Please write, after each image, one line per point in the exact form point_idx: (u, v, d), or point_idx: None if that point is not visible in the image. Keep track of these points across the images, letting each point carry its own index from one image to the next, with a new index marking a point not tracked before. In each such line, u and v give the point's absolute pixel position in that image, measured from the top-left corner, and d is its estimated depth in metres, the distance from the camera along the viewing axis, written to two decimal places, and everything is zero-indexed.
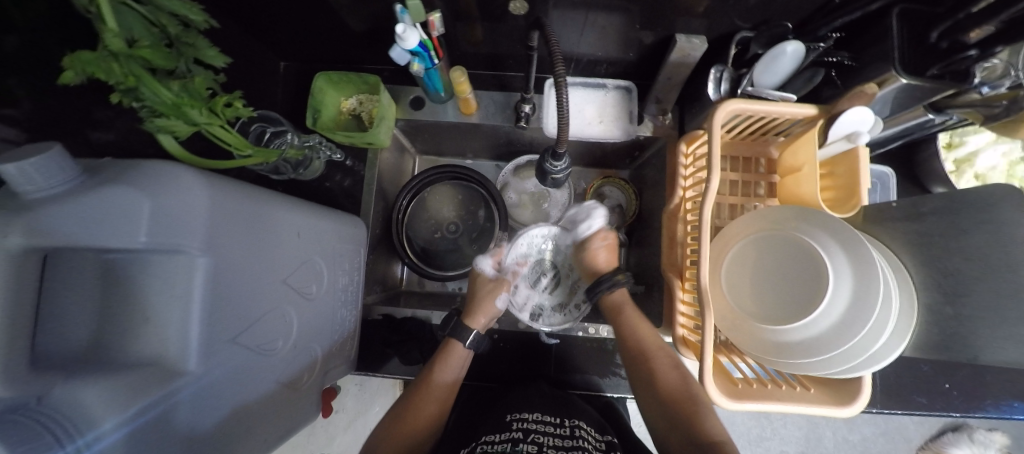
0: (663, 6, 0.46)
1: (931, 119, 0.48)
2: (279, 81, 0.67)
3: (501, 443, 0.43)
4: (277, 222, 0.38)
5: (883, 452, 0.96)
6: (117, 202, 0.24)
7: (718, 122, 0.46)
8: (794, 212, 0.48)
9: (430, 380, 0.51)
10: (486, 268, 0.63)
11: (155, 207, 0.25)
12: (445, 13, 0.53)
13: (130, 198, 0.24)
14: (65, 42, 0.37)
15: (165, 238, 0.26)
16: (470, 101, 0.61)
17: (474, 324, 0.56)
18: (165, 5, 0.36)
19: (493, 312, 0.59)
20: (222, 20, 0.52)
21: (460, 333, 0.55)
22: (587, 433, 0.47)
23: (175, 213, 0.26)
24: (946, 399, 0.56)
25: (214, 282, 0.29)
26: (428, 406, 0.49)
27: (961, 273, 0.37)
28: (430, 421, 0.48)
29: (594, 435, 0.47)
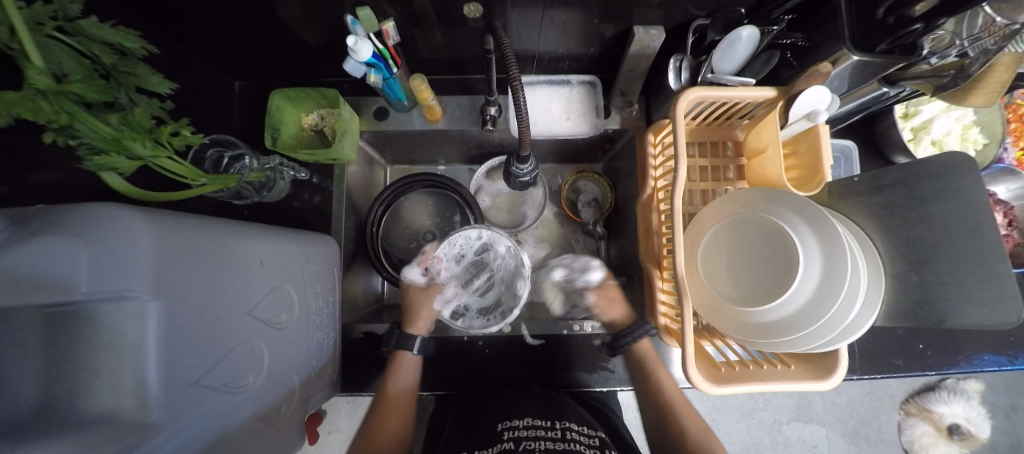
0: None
1: (885, 92, 0.49)
2: (236, 102, 0.65)
3: None
4: (239, 253, 0.36)
5: (870, 411, 1.00)
6: (50, 250, 0.22)
7: (680, 112, 0.46)
8: (759, 194, 0.48)
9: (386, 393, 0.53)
10: (414, 277, 0.64)
11: (94, 254, 0.23)
12: (399, 20, 0.51)
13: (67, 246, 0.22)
14: None
15: (110, 284, 0.24)
16: (435, 107, 0.60)
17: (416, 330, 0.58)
18: (96, 34, 0.33)
19: (431, 314, 0.60)
20: (164, 43, 0.49)
21: (405, 344, 0.54)
22: (577, 432, 0.47)
23: (121, 257, 0.25)
24: (921, 360, 0.58)
25: (170, 325, 0.27)
26: (391, 420, 0.52)
27: (922, 241, 0.38)
28: (393, 437, 0.51)
29: (586, 434, 0.47)
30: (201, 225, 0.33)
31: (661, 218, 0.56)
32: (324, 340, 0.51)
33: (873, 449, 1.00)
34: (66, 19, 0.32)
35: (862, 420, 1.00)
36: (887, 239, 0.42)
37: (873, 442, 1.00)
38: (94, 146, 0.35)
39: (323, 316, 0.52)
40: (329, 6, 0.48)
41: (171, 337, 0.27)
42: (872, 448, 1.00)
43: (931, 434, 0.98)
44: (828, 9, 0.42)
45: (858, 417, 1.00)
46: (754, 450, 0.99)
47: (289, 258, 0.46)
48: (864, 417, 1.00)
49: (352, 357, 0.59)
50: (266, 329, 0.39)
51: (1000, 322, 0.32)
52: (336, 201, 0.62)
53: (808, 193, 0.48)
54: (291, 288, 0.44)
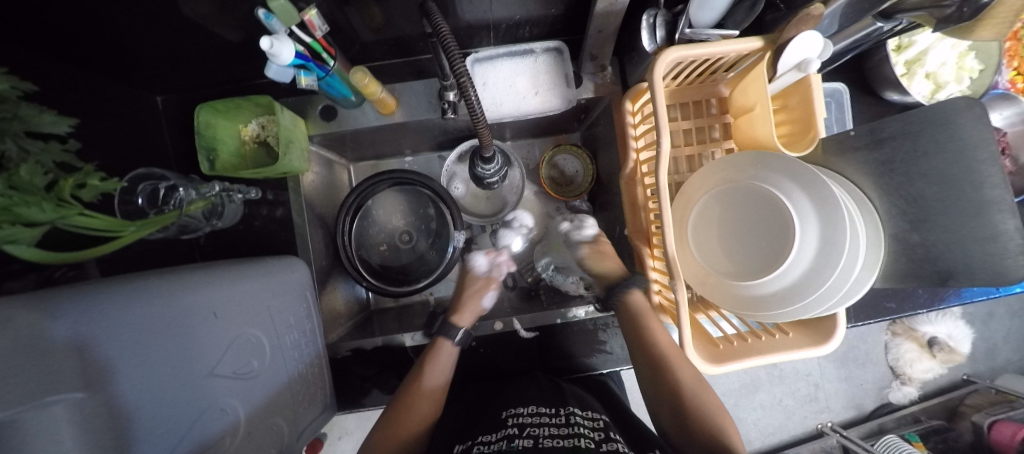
0: None
1: (879, 27, 0.44)
2: (162, 120, 0.57)
3: (496, 439, 0.42)
4: (188, 310, 0.33)
5: (861, 337, 1.06)
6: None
7: (658, 78, 0.41)
8: (750, 158, 0.44)
9: (418, 386, 0.50)
10: (479, 263, 0.64)
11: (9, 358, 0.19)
12: (325, 1, 0.43)
13: None
14: None
15: (32, 388, 0.19)
16: (387, 99, 0.53)
17: (460, 322, 0.56)
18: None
19: (477, 309, 0.58)
20: (69, 67, 0.42)
21: (448, 332, 0.55)
22: (581, 416, 0.46)
23: (34, 358, 0.20)
24: (913, 299, 0.59)
25: (103, 419, 0.23)
26: (418, 412, 0.49)
27: (922, 198, 0.36)
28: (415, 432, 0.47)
29: (588, 417, 0.46)
30: (132, 295, 0.29)
31: (646, 193, 0.52)
32: (305, 371, 0.49)
33: (863, 369, 1.07)
34: None
35: (852, 345, 1.06)
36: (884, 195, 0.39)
37: (861, 364, 1.07)
38: None
39: (301, 347, 0.49)
40: None
41: (133, 435, 0.25)
42: (861, 368, 1.07)
43: (913, 349, 1.04)
44: None
45: (849, 344, 1.05)
46: (751, 387, 1.07)
47: (249, 300, 0.41)
48: (855, 343, 1.06)
49: (345, 374, 0.58)
50: (231, 388, 0.35)
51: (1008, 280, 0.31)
52: (296, 217, 0.57)
53: (799, 153, 0.45)
54: (259, 332, 0.41)
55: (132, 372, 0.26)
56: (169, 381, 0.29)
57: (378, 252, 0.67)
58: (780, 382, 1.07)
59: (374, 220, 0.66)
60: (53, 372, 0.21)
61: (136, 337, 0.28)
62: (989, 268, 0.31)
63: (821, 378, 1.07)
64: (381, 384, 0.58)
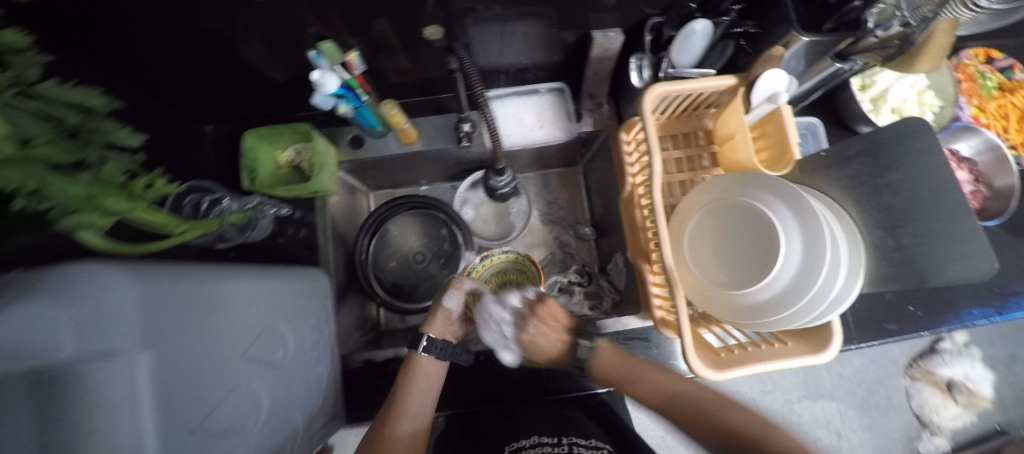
0: (571, 7, 0.46)
1: (839, 68, 0.51)
2: (209, 147, 0.65)
3: None
4: (224, 302, 0.36)
5: (878, 380, 0.99)
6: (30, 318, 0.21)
7: (648, 111, 0.48)
8: (735, 179, 0.49)
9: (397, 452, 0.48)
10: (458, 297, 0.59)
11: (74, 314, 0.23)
12: (363, 48, 0.52)
13: (40, 307, 0.21)
14: None
15: (95, 341, 0.23)
16: (409, 130, 0.61)
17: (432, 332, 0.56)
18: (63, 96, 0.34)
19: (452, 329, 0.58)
20: (134, 97, 0.49)
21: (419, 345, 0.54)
22: (583, 446, 0.47)
23: (103, 311, 0.24)
24: (914, 322, 0.59)
25: (162, 378, 0.26)
26: None
27: (893, 206, 0.39)
28: None
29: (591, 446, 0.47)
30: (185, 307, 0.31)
31: (643, 213, 0.56)
32: (321, 375, 0.51)
33: (885, 417, 0.98)
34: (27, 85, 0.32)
35: (871, 389, 0.99)
36: (878, 213, 0.41)
37: (884, 411, 0.98)
38: (66, 208, 0.33)
39: (315, 351, 0.51)
40: (292, 41, 0.49)
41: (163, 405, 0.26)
42: (884, 415, 0.98)
43: (936, 394, 0.97)
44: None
45: (867, 387, 0.98)
46: None
47: (275, 297, 0.45)
48: (873, 386, 0.98)
49: (354, 388, 0.58)
50: (254, 374, 0.38)
51: (976, 277, 0.34)
52: (322, 235, 0.62)
53: (779, 172, 0.50)
54: (284, 325, 0.45)
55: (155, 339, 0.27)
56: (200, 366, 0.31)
57: (391, 272, 0.70)
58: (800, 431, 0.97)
59: (388, 241, 0.70)
60: (107, 329, 0.24)
61: (197, 313, 0.32)
62: (951, 267, 0.35)
63: (842, 427, 0.97)
64: (389, 398, 0.58)
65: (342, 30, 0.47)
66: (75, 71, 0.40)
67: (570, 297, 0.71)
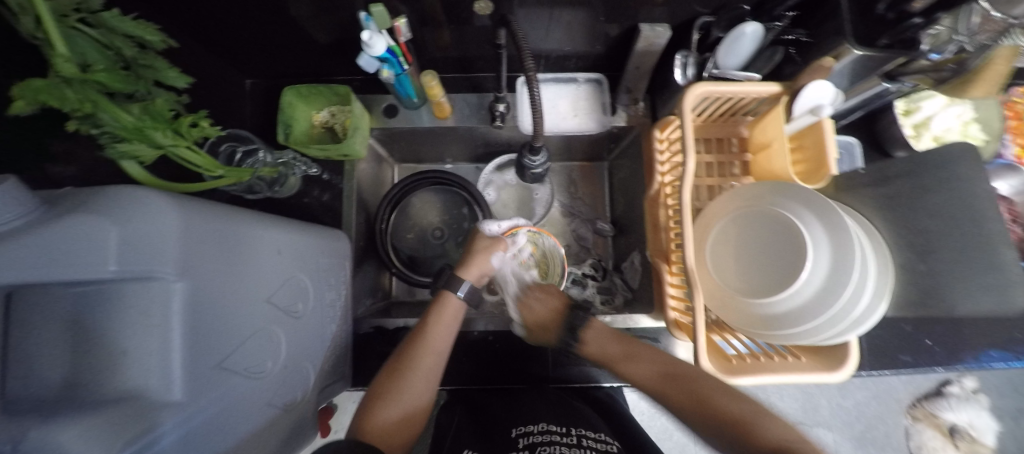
0: None
1: (886, 89, 0.50)
2: (246, 100, 0.66)
3: None
4: (257, 246, 0.37)
5: (878, 415, 0.97)
6: (79, 229, 0.22)
7: (687, 111, 0.47)
8: (768, 189, 0.49)
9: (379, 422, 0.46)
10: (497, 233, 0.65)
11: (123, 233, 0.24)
12: (410, 17, 0.52)
13: (95, 220, 0.23)
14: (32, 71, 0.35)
15: (136, 264, 0.24)
16: (444, 105, 0.61)
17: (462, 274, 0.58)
18: (118, 27, 0.35)
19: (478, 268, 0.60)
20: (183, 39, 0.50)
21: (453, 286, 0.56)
22: (591, 439, 0.45)
23: (150, 237, 0.25)
24: (929, 355, 0.59)
25: (195, 308, 0.28)
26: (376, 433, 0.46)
27: (928, 232, 0.39)
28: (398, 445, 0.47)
29: (600, 441, 0.45)
30: (205, 248, 0.30)
31: (668, 214, 0.56)
32: (336, 334, 0.53)
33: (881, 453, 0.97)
34: (89, 11, 0.33)
35: (871, 423, 0.97)
36: (913, 238, 0.41)
37: (880, 446, 0.97)
38: (115, 135, 0.36)
39: (332, 309, 0.52)
40: (342, 3, 0.49)
41: (194, 334, 0.28)
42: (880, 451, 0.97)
43: (937, 438, 0.95)
44: (828, 7, 0.44)
45: (866, 420, 0.97)
46: None
47: (304, 250, 0.46)
48: (872, 420, 0.97)
49: (363, 351, 0.60)
50: (278, 319, 0.39)
51: (1005, 309, 0.34)
52: (347, 199, 0.63)
53: (813, 186, 0.49)
54: (308, 278, 0.46)
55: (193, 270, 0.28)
56: (227, 302, 0.32)
57: (408, 244, 0.71)
58: None
59: (409, 213, 0.71)
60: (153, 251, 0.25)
61: (234, 255, 0.34)
62: (981, 297, 0.35)
63: None
64: None
65: None
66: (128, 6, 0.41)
67: (583, 289, 0.72)
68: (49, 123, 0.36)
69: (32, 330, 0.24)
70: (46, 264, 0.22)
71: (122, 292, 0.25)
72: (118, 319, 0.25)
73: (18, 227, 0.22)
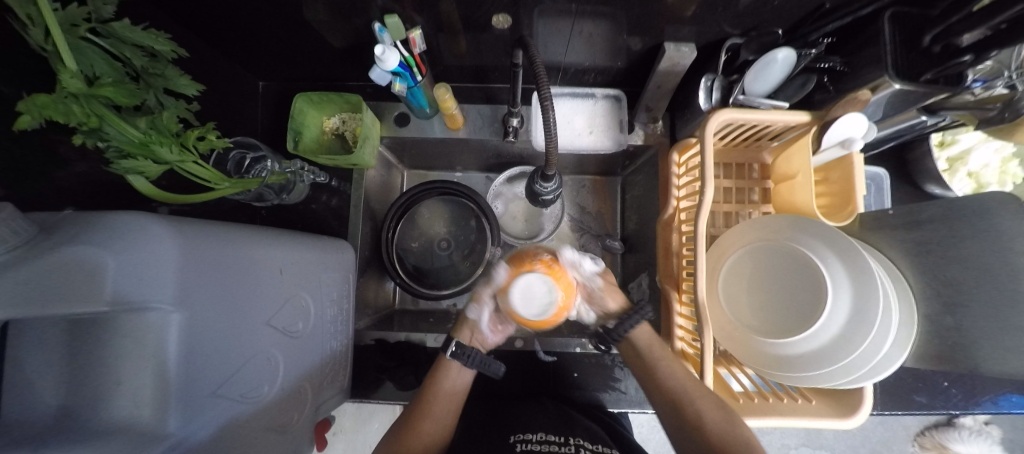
0: (648, 15, 0.44)
1: (923, 120, 0.48)
2: (259, 102, 0.66)
3: None
4: (259, 265, 0.37)
5: (883, 441, 0.96)
6: (70, 263, 0.22)
7: (709, 135, 0.45)
8: (787, 222, 0.47)
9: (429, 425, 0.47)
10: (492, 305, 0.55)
11: (121, 265, 0.23)
12: (425, 28, 0.50)
13: (92, 252, 0.23)
14: (41, 80, 0.34)
15: (132, 294, 0.24)
16: (456, 116, 0.60)
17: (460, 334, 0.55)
18: (127, 36, 0.34)
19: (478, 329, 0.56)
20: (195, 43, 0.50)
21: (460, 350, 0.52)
22: (589, 449, 0.45)
23: (147, 267, 0.25)
24: (946, 398, 0.57)
25: (189, 337, 0.27)
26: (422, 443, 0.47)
27: (958, 284, 0.37)
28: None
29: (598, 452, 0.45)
30: (200, 274, 0.29)
31: (681, 240, 0.54)
32: (336, 348, 0.52)
33: None
34: (99, 22, 0.32)
35: (875, 449, 0.96)
36: (939, 287, 0.39)
37: None
38: (121, 150, 0.35)
39: (333, 323, 0.52)
40: (357, 12, 0.47)
41: (187, 365, 0.27)
42: None
43: None
44: (868, 33, 0.41)
45: (871, 446, 0.95)
46: None
47: (306, 265, 0.46)
48: (877, 446, 0.96)
49: (364, 361, 0.60)
50: (277, 337, 0.39)
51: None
52: (353, 207, 0.62)
53: (839, 222, 0.47)
54: (308, 296, 0.46)
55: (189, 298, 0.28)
56: (224, 326, 0.32)
57: (414, 253, 0.70)
58: None
59: (417, 222, 0.70)
60: (148, 283, 0.25)
61: (232, 280, 0.33)
62: (1009, 359, 0.33)
63: None
64: (396, 378, 0.58)
65: (408, 7, 0.45)
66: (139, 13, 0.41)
67: None
68: (58, 130, 0.36)
69: (32, 355, 0.24)
70: (32, 298, 0.21)
71: (112, 325, 0.24)
72: (112, 351, 0.24)
73: (22, 252, 0.22)
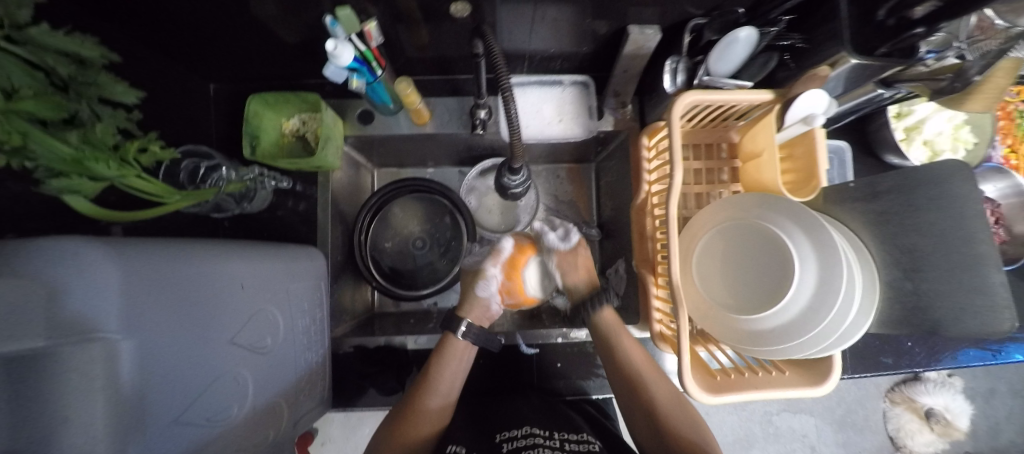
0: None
1: (880, 93, 0.49)
2: (210, 106, 0.62)
3: None
4: (216, 280, 0.35)
5: (857, 400, 1.01)
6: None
7: (675, 117, 0.45)
8: (755, 200, 0.47)
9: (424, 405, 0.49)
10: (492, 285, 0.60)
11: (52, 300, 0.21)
12: (380, 19, 0.48)
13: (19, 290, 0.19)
14: None
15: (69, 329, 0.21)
16: (422, 111, 0.58)
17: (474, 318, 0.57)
18: (50, 43, 0.29)
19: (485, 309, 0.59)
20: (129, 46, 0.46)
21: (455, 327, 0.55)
22: (571, 440, 0.46)
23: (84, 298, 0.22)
24: (909, 357, 0.60)
25: (139, 367, 0.25)
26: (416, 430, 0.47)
27: (917, 250, 0.38)
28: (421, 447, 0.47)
29: (581, 443, 0.45)
30: (146, 299, 0.27)
31: (655, 224, 0.55)
32: (312, 359, 0.51)
33: (859, 436, 1.00)
34: (11, 26, 0.27)
35: (849, 408, 1.01)
36: (898, 255, 0.40)
37: (859, 429, 1.01)
38: (52, 168, 0.32)
39: (306, 334, 0.50)
40: (305, 5, 0.45)
41: (145, 398, 0.26)
42: (858, 435, 1.00)
43: (914, 420, 0.98)
44: (826, 8, 0.41)
45: (846, 406, 1.00)
46: (746, 442, 1.00)
47: (270, 277, 0.44)
48: (851, 405, 1.01)
49: (344, 369, 0.59)
50: (243, 355, 0.37)
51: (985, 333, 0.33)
52: (321, 212, 0.60)
53: (805, 197, 0.48)
54: (276, 310, 0.44)
55: (135, 328, 0.25)
56: (179, 350, 0.30)
57: (389, 255, 0.68)
58: (775, 440, 1.00)
59: (390, 222, 0.69)
60: (89, 316, 0.23)
61: (188, 298, 0.31)
62: (964, 321, 0.34)
63: (816, 441, 1.00)
64: (379, 383, 0.58)
65: None
66: (64, 15, 0.37)
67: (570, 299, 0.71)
68: None
69: None
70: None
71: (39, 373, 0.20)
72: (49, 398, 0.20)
73: None
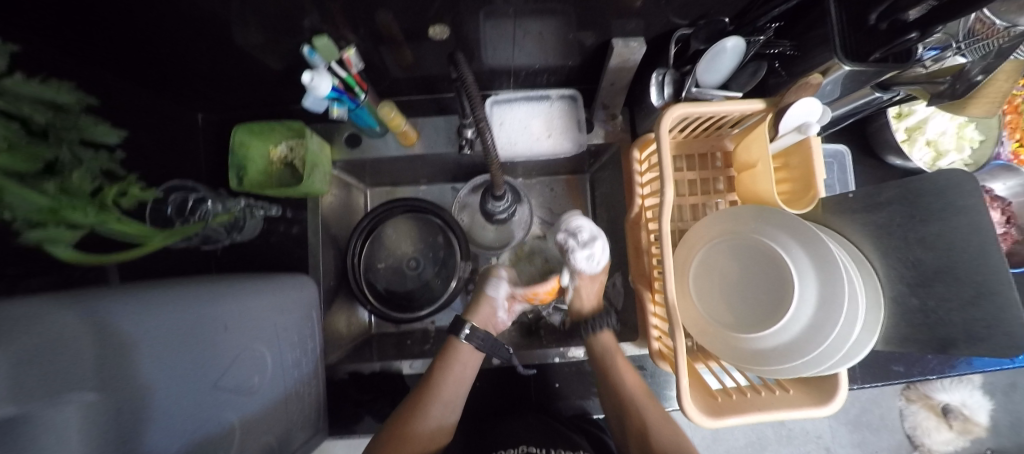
0: (589, 15, 0.42)
1: (878, 96, 0.47)
2: (199, 136, 0.62)
3: None
4: (200, 322, 0.35)
5: (872, 400, 0.98)
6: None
7: (664, 131, 0.44)
8: (752, 212, 0.46)
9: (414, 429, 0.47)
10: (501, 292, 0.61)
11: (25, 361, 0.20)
12: (361, 45, 0.48)
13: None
14: None
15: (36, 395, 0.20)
16: (409, 132, 0.58)
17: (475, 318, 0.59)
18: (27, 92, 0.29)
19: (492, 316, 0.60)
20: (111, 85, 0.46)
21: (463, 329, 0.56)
22: None
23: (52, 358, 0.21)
24: (922, 364, 0.57)
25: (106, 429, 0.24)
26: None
27: (923, 264, 0.36)
28: None
29: None
30: (114, 356, 0.26)
31: (649, 238, 0.53)
32: (304, 391, 0.50)
33: (876, 435, 0.98)
34: None
35: (864, 408, 0.98)
36: (902, 268, 0.38)
37: (875, 429, 0.98)
38: (28, 219, 0.30)
39: (293, 370, 0.49)
40: (283, 37, 0.44)
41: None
42: (875, 435, 0.98)
43: (931, 418, 0.96)
44: (814, 14, 0.40)
45: (861, 406, 0.97)
46: (758, 446, 0.98)
47: (258, 312, 0.43)
48: (866, 405, 0.98)
49: (340, 396, 0.58)
50: (225, 399, 0.36)
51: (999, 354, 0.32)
52: (312, 238, 0.60)
53: (802, 209, 0.46)
54: (262, 347, 0.43)
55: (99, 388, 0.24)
56: (156, 403, 0.28)
57: (383, 276, 0.68)
58: (787, 444, 0.98)
59: (384, 243, 0.68)
60: (65, 372, 0.22)
61: (179, 341, 0.32)
62: (976, 341, 0.32)
63: (832, 442, 0.97)
64: (375, 409, 0.57)
65: (336, 26, 0.42)
66: (43, 61, 0.36)
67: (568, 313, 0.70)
68: None
69: None
70: None
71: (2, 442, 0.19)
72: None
73: None
